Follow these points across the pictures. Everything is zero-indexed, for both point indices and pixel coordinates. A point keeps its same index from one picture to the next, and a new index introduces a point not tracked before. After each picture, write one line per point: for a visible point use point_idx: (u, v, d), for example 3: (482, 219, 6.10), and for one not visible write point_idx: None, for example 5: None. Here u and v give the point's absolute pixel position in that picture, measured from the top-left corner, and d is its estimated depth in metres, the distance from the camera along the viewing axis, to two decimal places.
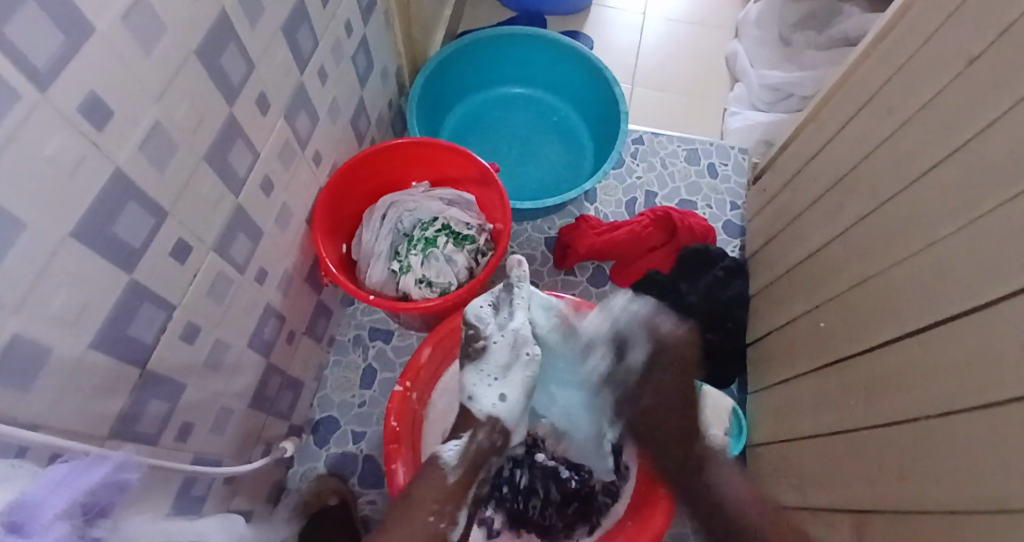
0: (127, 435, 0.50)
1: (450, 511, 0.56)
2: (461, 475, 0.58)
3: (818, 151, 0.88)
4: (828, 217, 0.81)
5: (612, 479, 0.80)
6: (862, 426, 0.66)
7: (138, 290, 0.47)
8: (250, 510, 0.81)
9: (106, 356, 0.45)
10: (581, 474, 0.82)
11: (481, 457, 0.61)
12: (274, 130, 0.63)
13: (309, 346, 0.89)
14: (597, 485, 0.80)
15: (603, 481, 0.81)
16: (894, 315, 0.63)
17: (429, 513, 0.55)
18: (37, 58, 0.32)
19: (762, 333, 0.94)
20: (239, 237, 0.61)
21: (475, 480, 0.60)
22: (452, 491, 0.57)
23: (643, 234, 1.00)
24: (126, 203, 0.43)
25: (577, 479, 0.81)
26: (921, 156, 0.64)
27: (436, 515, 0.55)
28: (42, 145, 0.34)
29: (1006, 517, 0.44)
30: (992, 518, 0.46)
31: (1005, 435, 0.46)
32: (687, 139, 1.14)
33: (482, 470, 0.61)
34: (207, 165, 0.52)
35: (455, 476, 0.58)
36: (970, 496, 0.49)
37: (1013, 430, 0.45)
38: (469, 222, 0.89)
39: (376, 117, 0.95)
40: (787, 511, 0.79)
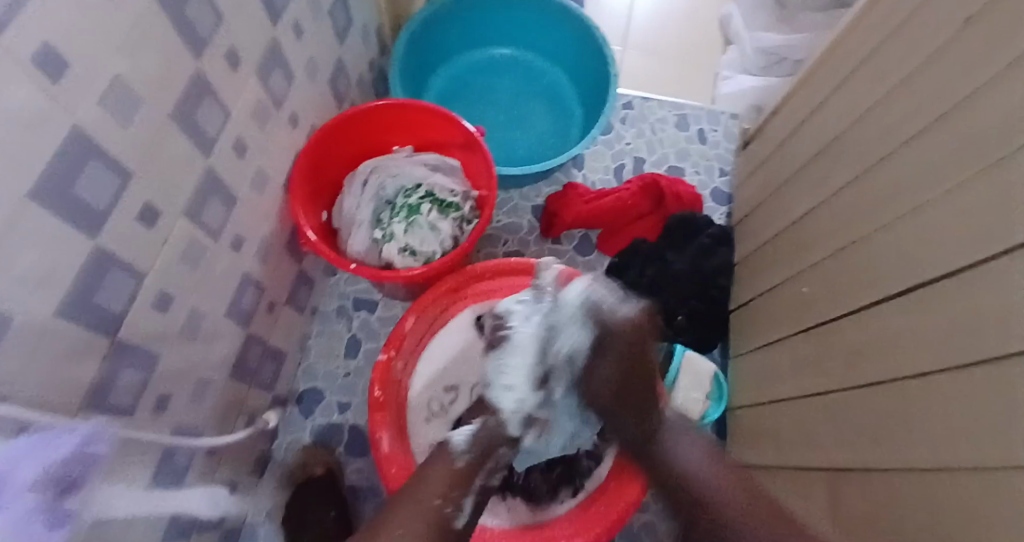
0: (101, 406, 0.49)
1: (455, 497, 0.59)
2: (468, 461, 0.62)
3: (809, 115, 0.86)
4: (814, 183, 0.80)
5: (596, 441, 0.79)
6: (841, 389, 0.67)
7: (105, 256, 0.45)
8: (235, 480, 0.80)
9: (74, 324, 0.43)
10: None
11: (489, 448, 0.63)
12: (247, 89, 0.60)
13: (290, 316, 0.87)
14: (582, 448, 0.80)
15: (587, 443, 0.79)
16: (876, 279, 0.64)
17: (433, 497, 0.59)
18: None
19: (744, 301, 0.94)
20: (212, 201, 0.58)
21: (482, 469, 0.62)
22: (459, 477, 0.60)
23: (630, 202, 0.99)
24: (89, 162, 0.40)
25: None
26: (909, 119, 0.63)
27: (441, 498, 0.59)
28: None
29: (983, 474, 0.45)
30: (968, 475, 0.47)
31: (983, 395, 0.47)
32: (677, 104, 1.12)
33: (491, 458, 0.63)
34: (174, 124, 0.49)
35: (463, 461, 0.62)
36: (947, 454, 0.50)
37: (992, 390, 0.46)
38: (453, 189, 0.86)
39: (356, 78, 0.91)
40: (764, 471, 0.82)
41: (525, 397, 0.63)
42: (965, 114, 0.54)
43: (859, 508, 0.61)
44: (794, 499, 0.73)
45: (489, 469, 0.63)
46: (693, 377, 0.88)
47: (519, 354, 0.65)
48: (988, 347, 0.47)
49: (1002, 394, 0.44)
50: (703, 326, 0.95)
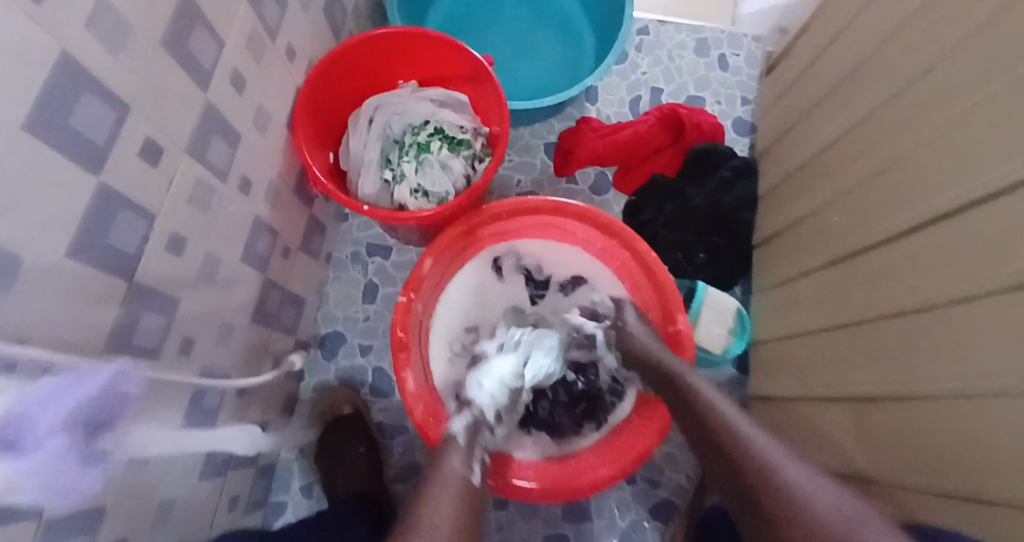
0: (124, 347, 0.49)
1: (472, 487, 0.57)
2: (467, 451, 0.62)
3: (835, 31, 0.80)
4: (846, 104, 0.74)
5: (617, 378, 0.79)
6: (871, 317, 0.64)
7: (112, 195, 0.44)
8: (266, 420, 0.81)
9: (89, 266, 0.43)
10: (588, 377, 0.80)
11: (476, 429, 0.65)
12: (239, 17, 0.56)
13: (306, 262, 0.86)
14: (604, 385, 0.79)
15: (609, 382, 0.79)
16: (912, 202, 0.59)
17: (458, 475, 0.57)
18: None
19: (766, 233, 0.90)
20: (214, 139, 0.56)
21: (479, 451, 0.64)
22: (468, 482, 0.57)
23: (648, 135, 0.95)
24: (81, 92, 0.38)
25: (584, 381, 0.80)
26: (953, 23, 0.56)
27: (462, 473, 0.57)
28: None
29: None
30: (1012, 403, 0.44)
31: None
32: (696, 28, 1.05)
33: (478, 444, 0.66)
34: (167, 54, 0.47)
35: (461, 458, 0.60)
36: (988, 382, 0.47)
37: None
38: (462, 125, 0.83)
39: (352, 9, 0.87)
40: (786, 401, 0.80)
41: (499, 395, 0.69)
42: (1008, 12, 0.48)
43: (886, 432, 0.60)
44: (819, 425, 0.72)
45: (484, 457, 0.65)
46: (716, 311, 0.86)
47: (497, 369, 0.71)
48: None
49: None
50: (725, 259, 0.93)
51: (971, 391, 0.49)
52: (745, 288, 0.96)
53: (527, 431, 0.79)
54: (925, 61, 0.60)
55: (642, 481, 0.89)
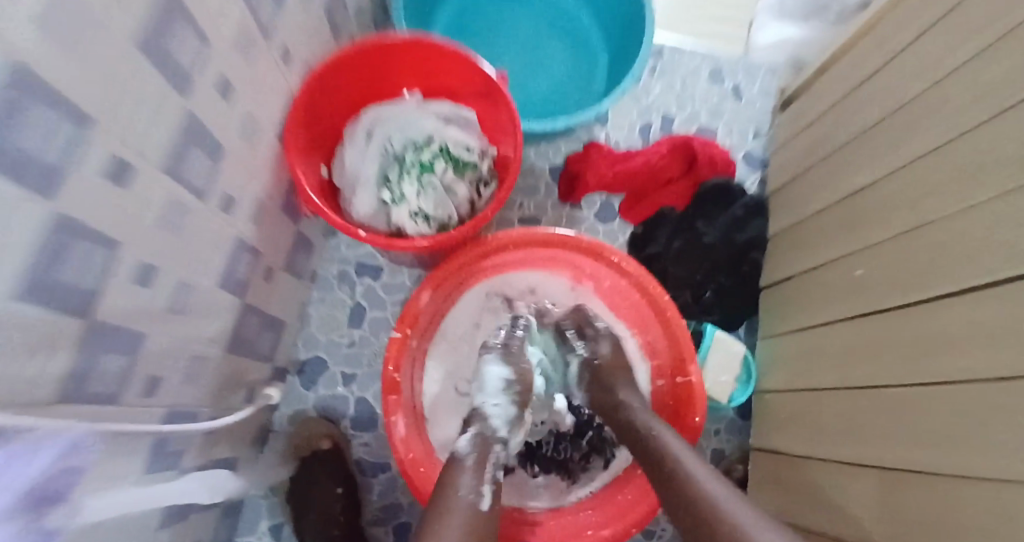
0: (75, 397, 0.42)
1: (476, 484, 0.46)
2: (477, 456, 0.50)
3: (856, 77, 0.77)
4: (866, 154, 0.71)
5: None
6: (902, 379, 0.60)
7: (71, 226, 0.37)
8: (234, 457, 0.73)
9: (39, 308, 0.36)
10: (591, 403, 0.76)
11: (489, 439, 0.52)
12: (232, 17, 0.49)
13: (288, 282, 0.79)
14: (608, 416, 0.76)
15: None
16: (963, 262, 0.54)
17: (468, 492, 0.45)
18: None
19: (784, 276, 0.86)
20: (195, 155, 0.49)
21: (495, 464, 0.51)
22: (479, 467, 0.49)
23: (659, 167, 0.91)
24: (33, 96, 0.30)
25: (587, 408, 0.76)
26: (992, 87, 0.52)
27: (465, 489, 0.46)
28: None
29: None
30: None
31: None
32: (712, 55, 1.01)
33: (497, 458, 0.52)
34: (147, 61, 0.40)
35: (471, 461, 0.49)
36: None
37: None
38: (469, 145, 0.78)
39: (354, 11, 0.80)
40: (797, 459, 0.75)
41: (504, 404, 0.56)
42: None
43: (916, 513, 0.55)
44: (841, 497, 0.67)
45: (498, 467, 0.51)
46: (724, 356, 0.84)
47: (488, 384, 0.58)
48: None
49: None
50: (731, 300, 0.90)
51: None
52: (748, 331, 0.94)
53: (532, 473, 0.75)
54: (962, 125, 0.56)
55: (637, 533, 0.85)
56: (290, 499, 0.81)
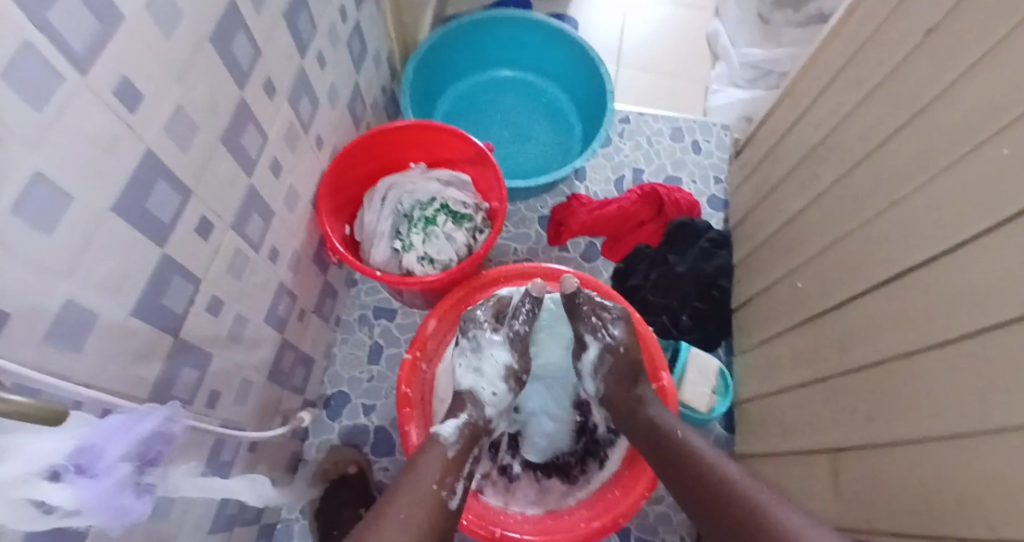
0: (163, 398, 0.54)
1: (450, 482, 0.61)
2: (458, 451, 0.65)
3: (793, 117, 0.95)
4: (803, 184, 0.88)
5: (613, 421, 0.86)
6: (840, 371, 0.73)
7: (169, 263, 0.51)
8: (272, 478, 0.83)
9: (145, 323, 0.50)
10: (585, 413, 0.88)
11: (473, 436, 0.68)
12: (280, 115, 0.67)
13: (317, 324, 0.93)
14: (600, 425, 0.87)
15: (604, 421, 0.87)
16: (878, 260, 0.68)
17: (432, 481, 0.60)
18: (74, 40, 0.35)
19: (746, 298, 1.01)
20: (252, 216, 0.65)
21: (471, 455, 0.67)
22: (451, 464, 0.63)
23: (631, 210, 1.06)
24: (157, 179, 0.47)
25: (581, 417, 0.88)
26: (893, 116, 0.69)
27: (439, 483, 0.60)
28: (80, 123, 0.38)
29: (994, 435, 0.49)
30: (985, 437, 0.50)
31: (985, 365, 0.51)
32: (671, 118, 1.20)
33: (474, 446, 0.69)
34: (222, 146, 0.56)
35: (453, 450, 0.65)
36: (961, 418, 0.53)
37: (1000, 357, 0.49)
38: (465, 201, 0.93)
39: (371, 103, 0.99)
40: (773, 457, 0.87)
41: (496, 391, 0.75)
42: (948, 100, 0.59)
43: (857, 484, 0.67)
44: (801, 483, 0.78)
45: (474, 455, 0.67)
46: (699, 371, 0.96)
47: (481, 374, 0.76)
48: (993, 311, 0.50)
49: (1015, 357, 0.47)
50: (705, 324, 1.01)
51: (943, 434, 0.55)
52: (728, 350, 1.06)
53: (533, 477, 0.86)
54: (866, 150, 0.73)
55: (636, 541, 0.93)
56: (319, 521, 0.88)
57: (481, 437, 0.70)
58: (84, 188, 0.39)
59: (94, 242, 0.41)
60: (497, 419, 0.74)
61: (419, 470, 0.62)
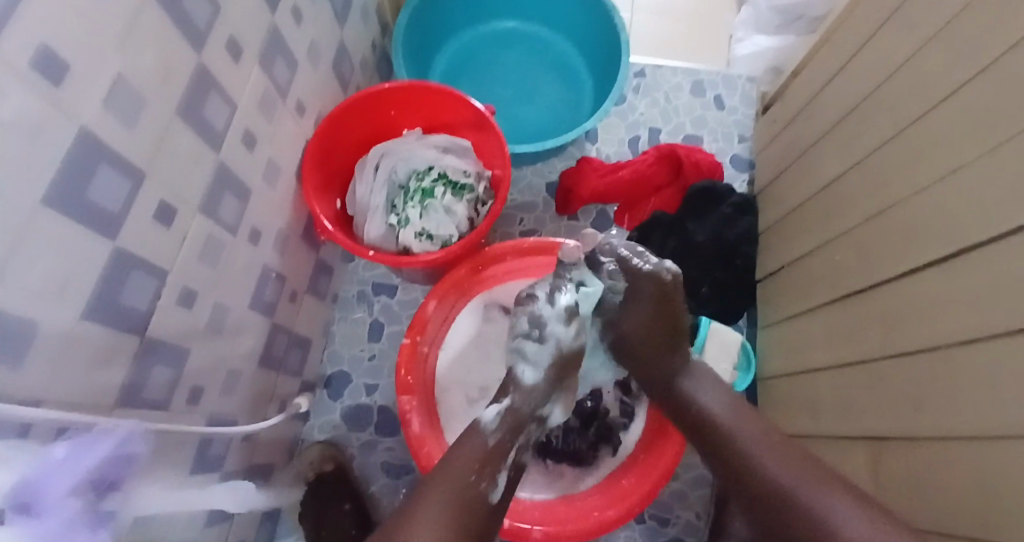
0: (134, 403, 0.50)
1: (489, 472, 0.57)
2: (499, 439, 0.61)
3: (831, 68, 0.85)
4: (843, 146, 0.79)
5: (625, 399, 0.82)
6: (881, 355, 0.67)
7: (126, 257, 0.45)
8: (269, 465, 0.81)
9: (103, 326, 0.44)
10: (595, 396, 0.84)
11: (520, 421, 0.63)
12: (250, 80, 0.59)
13: (312, 303, 0.87)
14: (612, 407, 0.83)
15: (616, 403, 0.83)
16: (933, 236, 0.60)
17: (469, 471, 0.57)
18: None
19: (773, 270, 0.94)
20: (226, 196, 0.58)
21: (513, 445, 0.62)
22: (489, 456, 0.59)
23: (647, 174, 0.98)
24: (101, 163, 0.41)
25: (591, 400, 0.83)
26: (955, 67, 0.59)
27: (475, 473, 0.56)
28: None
29: None
30: None
31: None
32: (691, 70, 1.10)
33: (521, 434, 0.63)
34: (181, 120, 0.49)
35: (494, 439, 0.61)
36: (1018, 422, 0.47)
37: None
38: (466, 169, 0.86)
39: (360, 60, 0.90)
40: (803, 441, 0.82)
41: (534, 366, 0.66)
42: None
43: (898, 479, 0.62)
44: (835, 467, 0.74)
45: (519, 444, 0.62)
46: (721, 345, 0.89)
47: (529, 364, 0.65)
48: None
49: None
50: (725, 295, 0.95)
51: (993, 437, 0.49)
52: (750, 323, 1.00)
53: (546, 463, 0.81)
54: (922, 108, 0.64)
55: (651, 519, 0.90)
56: (305, 522, 0.84)
57: (530, 424, 0.64)
58: (8, 182, 0.33)
59: (28, 244, 0.35)
60: (550, 402, 0.66)
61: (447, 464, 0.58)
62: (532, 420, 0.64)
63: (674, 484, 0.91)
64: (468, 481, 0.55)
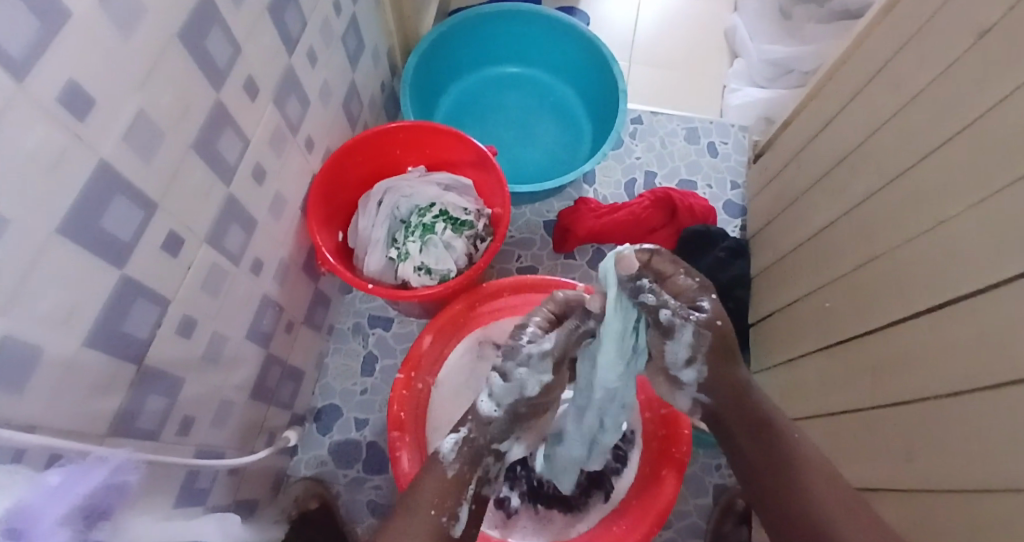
0: (126, 432, 0.49)
1: (450, 506, 0.58)
2: (458, 471, 0.60)
3: (819, 122, 0.89)
4: (832, 196, 0.82)
5: (619, 444, 0.82)
6: (871, 403, 0.68)
7: (132, 286, 0.46)
8: (253, 501, 0.79)
9: (102, 354, 0.44)
10: None
11: (477, 453, 0.61)
12: (264, 117, 0.61)
13: (308, 335, 0.88)
14: (606, 453, 0.82)
15: (610, 449, 0.82)
16: (920, 286, 0.62)
17: (428, 506, 0.57)
18: (10, 45, 0.30)
19: (765, 314, 0.95)
20: (232, 227, 0.59)
21: (473, 477, 0.61)
22: (451, 485, 0.59)
23: (643, 216, 1.00)
24: (115, 195, 0.42)
25: None
26: (939, 125, 0.62)
27: (436, 509, 0.57)
28: (23, 136, 0.32)
29: None
30: None
31: None
32: (686, 118, 1.14)
33: (479, 467, 0.62)
34: (195, 154, 0.51)
35: (452, 471, 0.60)
36: (1009, 473, 0.47)
37: None
38: (466, 207, 0.88)
39: (369, 100, 0.93)
40: None
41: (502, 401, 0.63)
42: (1005, 112, 0.53)
43: (893, 528, 0.62)
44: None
45: (480, 476, 0.62)
46: None
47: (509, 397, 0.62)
48: None
49: None
50: None
51: (985, 488, 0.50)
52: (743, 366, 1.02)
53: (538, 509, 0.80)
54: (908, 163, 0.67)
55: None
56: None
57: (488, 456, 0.62)
58: (25, 210, 0.34)
59: (40, 270, 0.36)
60: (510, 437, 0.64)
61: (416, 495, 0.58)
62: (489, 452, 0.63)
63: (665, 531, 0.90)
64: (433, 520, 0.56)
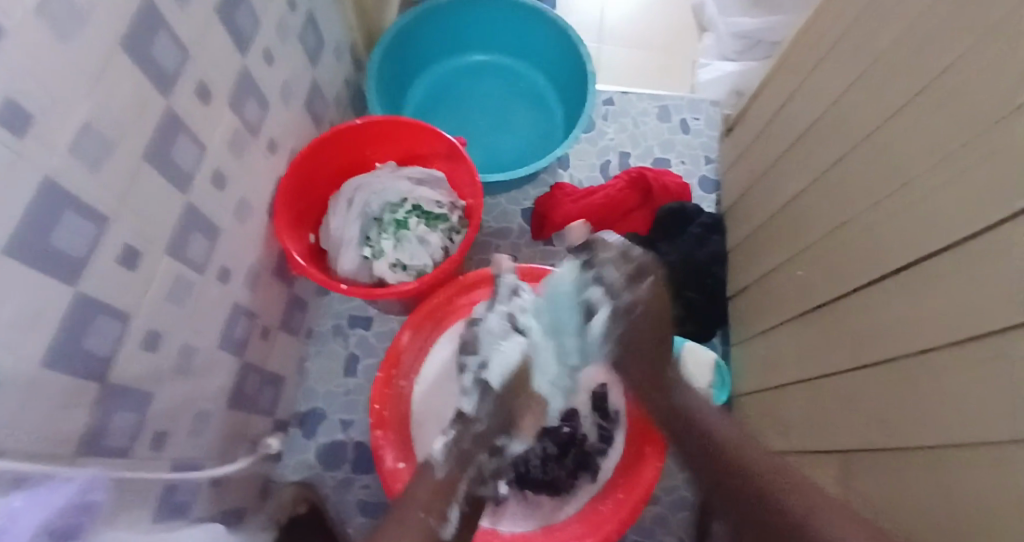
0: (95, 450, 0.49)
1: (438, 508, 0.57)
2: (448, 471, 0.60)
3: (785, 91, 0.89)
4: (799, 165, 0.82)
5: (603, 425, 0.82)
6: (846, 369, 0.69)
7: (89, 302, 0.45)
8: (241, 509, 0.78)
9: (62, 374, 0.43)
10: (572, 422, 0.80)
11: (466, 455, 0.62)
12: (222, 121, 0.60)
13: (286, 339, 0.87)
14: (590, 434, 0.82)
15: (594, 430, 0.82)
16: (888, 250, 0.62)
17: (418, 507, 0.56)
18: None
19: (741, 287, 0.96)
20: (194, 236, 0.58)
21: (464, 476, 0.61)
22: (440, 489, 0.58)
23: (618, 198, 1.00)
24: (64, 211, 0.41)
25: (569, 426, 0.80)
26: (900, 89, 0.63)
27: (425, 511, 0.56)
28: None
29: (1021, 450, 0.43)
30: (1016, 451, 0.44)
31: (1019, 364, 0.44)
32: (657, 96, 1.13)
33: (470, 465, 0.62)
34: (149, 163, 0.49)
35: (442, 472, 0.60)
36: (992, 429, 0.47)
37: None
38: (438, 200, 0.88)
39: (333, 97, 0.92)
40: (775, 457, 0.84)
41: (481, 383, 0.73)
42: (968, 68, 0.53)
43: (870, 490, 0.63)
44: (808, 478, 0.75)
45: (471, 475, 0.61)
46: (697, 366, 0.91)
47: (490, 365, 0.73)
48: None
49: None
50: (700, 314, 0.97)
51: (966, 445, 0.50)
52: (724, 340, 1.02)
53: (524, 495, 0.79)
54: (872, 126, 0.67)
55: None
56: None
57: (480, 454, 0.63)
58: None
59: None
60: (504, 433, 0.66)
61: (406, 500, 0.58)
62: (481, 450, 0.63)
63: (653, 510, 0.91)
64: (422, 519, 0.55)
